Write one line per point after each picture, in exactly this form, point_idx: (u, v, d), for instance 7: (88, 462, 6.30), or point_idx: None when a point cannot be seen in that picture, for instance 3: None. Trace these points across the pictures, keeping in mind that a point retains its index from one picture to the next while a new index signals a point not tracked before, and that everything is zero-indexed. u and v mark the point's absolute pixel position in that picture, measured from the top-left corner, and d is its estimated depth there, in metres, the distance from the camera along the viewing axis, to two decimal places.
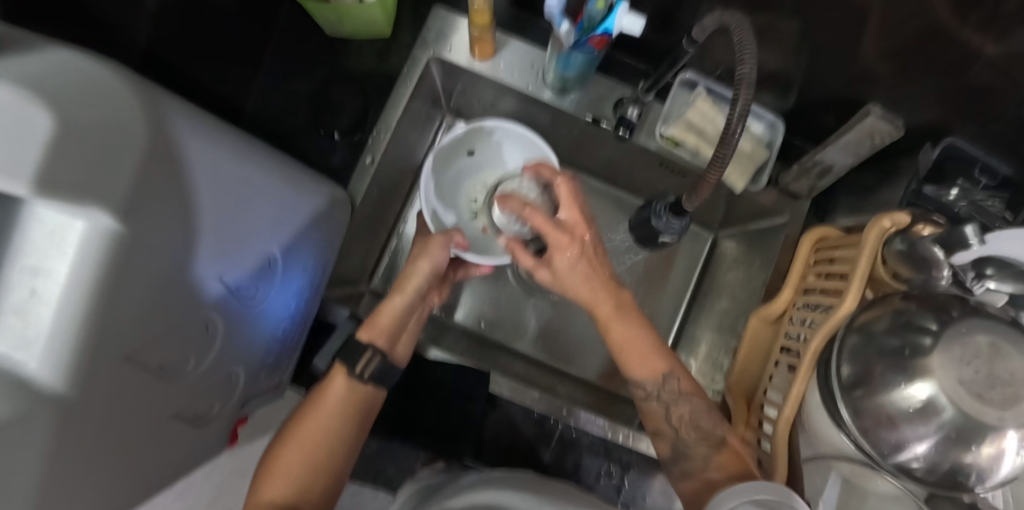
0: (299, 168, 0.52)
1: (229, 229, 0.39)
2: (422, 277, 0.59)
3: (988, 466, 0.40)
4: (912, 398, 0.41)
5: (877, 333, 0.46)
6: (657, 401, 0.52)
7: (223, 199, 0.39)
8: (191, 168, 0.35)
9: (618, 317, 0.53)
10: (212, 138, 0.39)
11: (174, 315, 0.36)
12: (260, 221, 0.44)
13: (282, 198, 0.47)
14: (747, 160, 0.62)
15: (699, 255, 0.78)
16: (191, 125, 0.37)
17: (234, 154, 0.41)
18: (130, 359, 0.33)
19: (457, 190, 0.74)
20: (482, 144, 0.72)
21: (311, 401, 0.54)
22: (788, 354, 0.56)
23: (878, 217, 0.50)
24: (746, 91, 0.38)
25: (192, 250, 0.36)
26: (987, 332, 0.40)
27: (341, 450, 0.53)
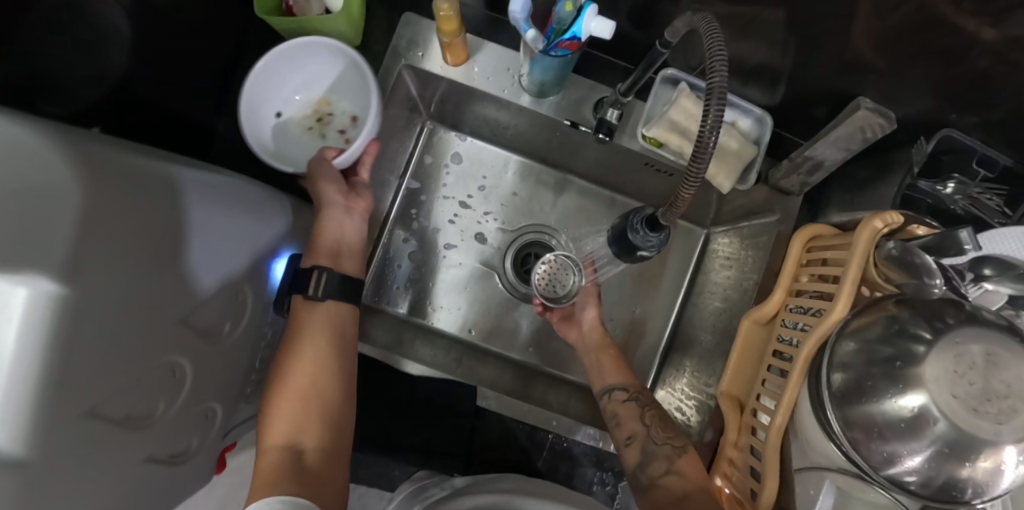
0: (257, 187, 0.51)
1: (203, 269, 0.40)
2: (329, 191, 0.58)
3: (984, 480, 0.39)
4: (903, 408, 0.40)
5: (869, 340, 0.44)
6: (632, 408, 0.59)
7: (203, 239, 0.40)
8: (166, 217, 0.36)
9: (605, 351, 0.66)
10: (206, 188, 0.42)
11: (144, 359, 0.36)
12: (233, 237, 0.44)
13: (245, 215, 0.46)
14: (733, 158, 0.59)
15: (692, 251, 0.77)
16: (184, 176, 0.40)
17: (222, 197, 0.43)
18: (95, 413, 0.32)
19: (287, 141, 0.62)
20: (282, 81, 0.59)
21: (291, 342, 0.54)
22: (781, 359, 0.55)
23: (870, 217, 0.48)
24: (716, 100, 0.35)
25: (160, 295, 0.36)
26: (983, 341, 0.39)
27: (336, 384, 0.54)
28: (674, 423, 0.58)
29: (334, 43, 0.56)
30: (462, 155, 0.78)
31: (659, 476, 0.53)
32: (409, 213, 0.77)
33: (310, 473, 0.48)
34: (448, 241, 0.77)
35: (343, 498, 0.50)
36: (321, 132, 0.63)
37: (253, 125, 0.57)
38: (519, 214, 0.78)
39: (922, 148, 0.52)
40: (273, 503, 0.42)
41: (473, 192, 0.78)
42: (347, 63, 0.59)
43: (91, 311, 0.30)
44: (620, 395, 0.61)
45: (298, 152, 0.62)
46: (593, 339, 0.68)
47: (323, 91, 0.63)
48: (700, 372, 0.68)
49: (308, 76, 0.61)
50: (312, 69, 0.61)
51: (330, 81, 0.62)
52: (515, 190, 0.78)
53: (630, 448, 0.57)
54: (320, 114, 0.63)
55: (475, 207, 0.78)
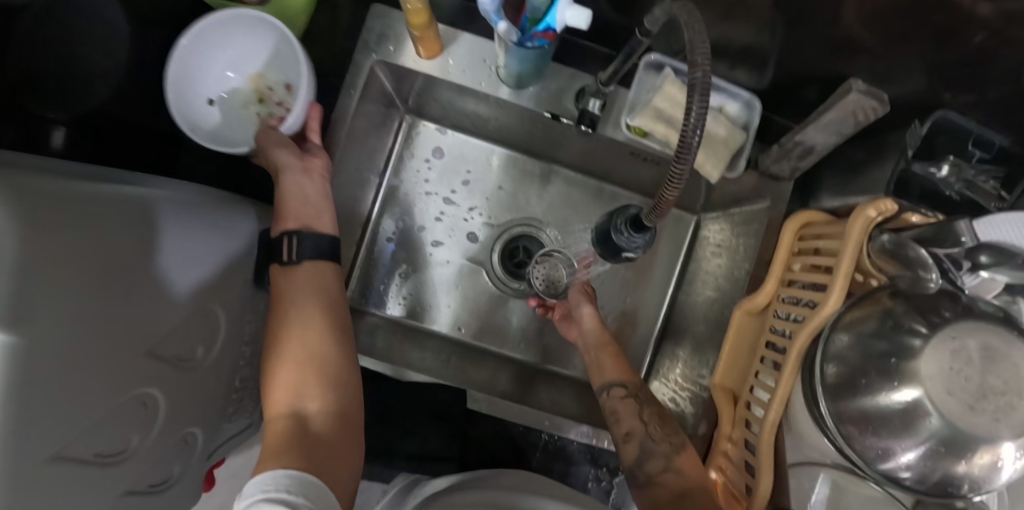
0: (206, 199, 0.47)
1: (165, 295, 0.39)
2: (280, 152, 0.54)
3: (982, 475, 0.38)
4: (897, 401, 0.39)
5: (864, 333, 0.43)
6: (631, 404, 0.57)
7: (168, 268, 0.39)
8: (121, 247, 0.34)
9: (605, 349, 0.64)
10: (182, 218, 0.42)
11: (110, 395, 0.34)
12: (182, 253, 0.41)
13: (195, 229, 0.43)
14: (721, 145, 0.56)
15: (682, 238, 0.75)
16: (161, 210, 0.40)
17: (193, 224, 0.43)
18: (64, 455, 0.31)
19: (232, 129, 0.58)
20: (211, 61, 0.56)
21: (280, 309, 0.51)
22: (774, 351, 0.54)
23: (863, 206, 0.47)
24: (698, 97, 0.32)
25: (119, 327, 0.34)
26: (979, 335, 0.38)
27: (334, 347, 0.50)
28: (671, 421, 0.57)
29: (250, 10, 0.51)
30: (444, 149, 0.76)
31: (658, 473, 0.52)
32: (391, 211, 0.74)
33: (318, 437, 0.44)
34: (434, 238, 0.75)
35: (358, 462, 0.46)
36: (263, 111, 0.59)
37: (190, 122, 0.54)
38: (505, 208, 0.76)
39: (917, 130, 0.49)
40: (281, 479, 0.37)
41: (457, 187, 0.76)
42: (273, 35, 0.55)
43: (46, 355, 0.28)
44: (618, 390, 0.59)
45: (242, 134, 0.58)
46: (593, 335, 0.65)
47: (254, 68, 0.59)
48: (693, 364, 0.67)
49: (238, 53, 0.57)
50: (234, 47, 0.56)
51: (258, 56, 0.58)
52: (500, 184, 0.76)
53: (628, 443, 0.55)
54: (258, 94, 0.59)
55: (460, 202, 0.75)
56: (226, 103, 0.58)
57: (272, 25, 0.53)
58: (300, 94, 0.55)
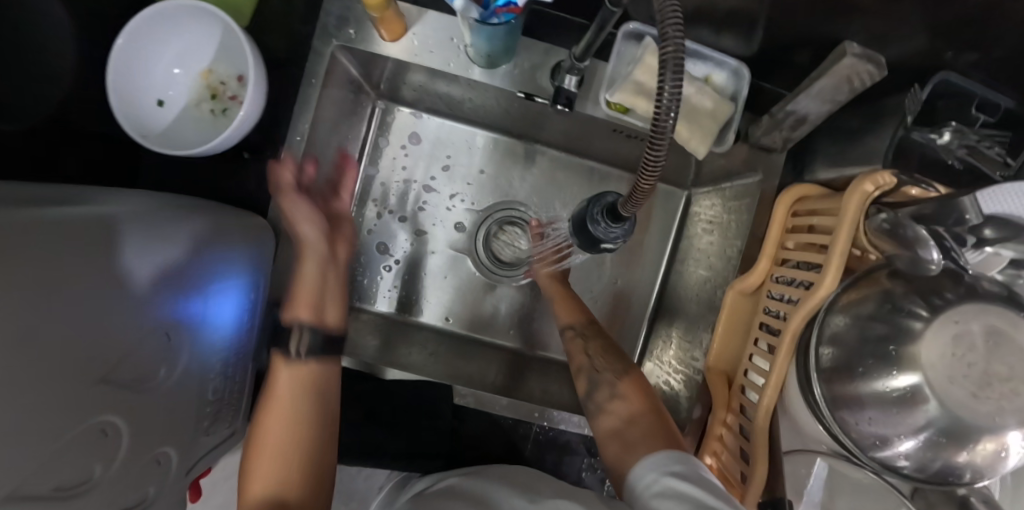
0: (161, 205, 0.43)
1: (121, 319, 0.36)
2: (309, 232, 0.54)
3: (986, 462, 0.36)
4: (895, 387, 0.37)
5: (862, 315, 0.41)
6: (579, 343, 0.59)
7: (129, 290, 0.37)
8: (70, 272, 0.32)
9: (563, 297, 0.64)
10: (151, 229, 0.40)
11: (68, 428, 0.32)
12: (137, 268, 0.38)
13: (151, 240, 0.40)
14: (708, 118, 0.53)
15: (673, 214, 0.72)
16: (123, 223, 0.38)
17: (162, 232, 0.41)
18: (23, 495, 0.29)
19: (186, 131, 0.55)
20: (155, 60, 0.53)
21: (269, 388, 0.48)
22: (768, 333, 0.51)
23: (861, 180, 0.44)
24: (671, 75, 0.29)
25: (70, 358, 0.32)
26: (983, 318, 0.35)
27: (308, 428, 0.46)
28: (616, 349, 0.58)
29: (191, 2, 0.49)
30: (421, 134, 0.72)
31: (605, 402, 0.52)
32: (368, 202, 0.71)
33: None
34: (416, 227, 0.72)
35: None
36: (216, 109, 0.56)
37: (139, 126, 0.52)
38: (488, 192, 0.73)
39: (917, 95, 0.46)
40: None
41: (436, 173, 0.72)
42: (220, 27, 0.52)
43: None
44: (571, 331, 0.61)
45: (197, 136, 0.55)
46: (549, 284, 0.66)
47: (201, 63, 0.55)
48: (685, 345, 0.64)
49: (184, 50, 0.54)
50: (176, 42, 0.53)
51: (205, 50, 0.55)
52: (481, 167, 0.73)
53: (578, 380, 0.57)
54: (210, 90, 0.56)
55: (440, 189, 0.72)
56: (177, 103, 0.55)
57: (216, 16, 0.50)
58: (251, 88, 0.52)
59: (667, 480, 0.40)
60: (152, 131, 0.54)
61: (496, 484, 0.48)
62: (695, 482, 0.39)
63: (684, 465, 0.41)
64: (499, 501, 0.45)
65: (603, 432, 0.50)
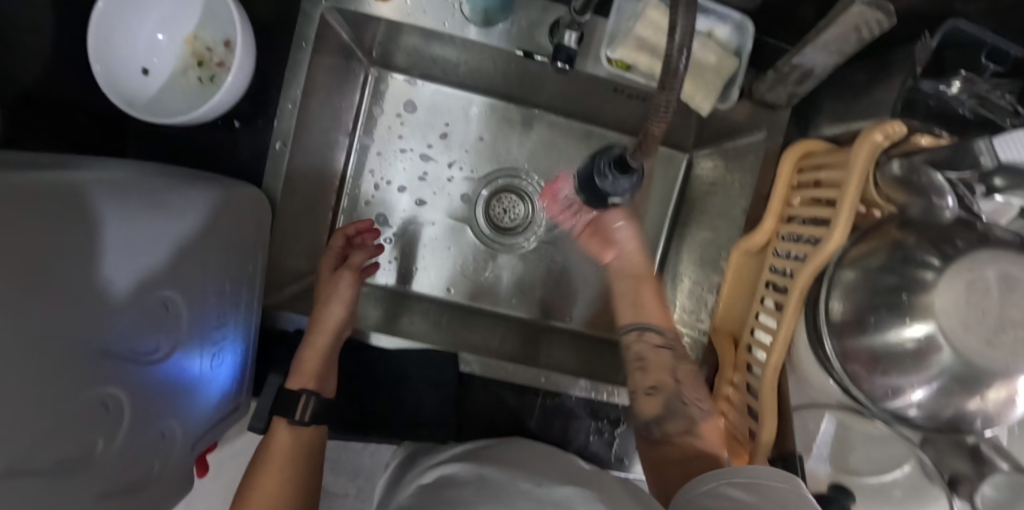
0: (164, 179, 0.42)
1: (111, 303, 0.34)
2: (334, 309, 0.56)
3: (997, 409, 0.36)
4: (907, 338, 0.37)
5: (871, 269, 0.40)
6: (665, 355, 0.52)
7: (138, 258, 0.36)
8: (83, 237, 0.31)
9: (648, 284, 0.57)
10: (131, 203, 0.36)
11: (72, 398, 0.32)
12: (145, 244, 0.37)
13: (163, 215, 0.39)
14: (711, 74, 0.51)
15: (675, 178, 0.71)
16: (102, 198, 0.34)
17: (146, 206, 0.37)
18: (24, 470, 0.28)
19: (175, 101, 0.53)
20: (136, 26, 0.50)
21: (256, 461, 0.48)
22: (774, 291, 0.50)
23: (869, 130, 0.43)
24: (684, 7, 0.27)
25: (71, 334, 0.31)
26: (998, 263, 0.35)
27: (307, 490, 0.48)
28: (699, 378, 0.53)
29: None
30: (417, 102, 0.70)
31: (676, 434, 0.48)
32: (365, 174, 0.70)
33: None
34: (415, 198, 0.70)
35: None
36: (203, 77, 0.53)
37: (125, 97, 0.49)
38: (487, 160, 0.71)
39: (928, 44, 0.44)
40: None
41: (433, 141, 0.70)
42: None
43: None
44: (651, 336, 0.53)
45: (185, 105, 0.53)
46: (635, 264, 0.59)
47: (186, 28, 0.53)
48: (691, 308, 0.63)
49: (167, 15, 0.52)
50: (158, 6, 0.51)
51: (188, 14, 0.52)
52: (480, 134, 0.71)
53: (649, 399, 0.51)
54: (197, 57, 0.53)
55: (438, 157, 0.70)
56: (163, 72, 0.52)
57: None
58: (238, 52, 0.49)
59: (723, 491, 0.36)
60: (140, 102, 0.51)
61: (498, 465, 0.45)
62: (755, 495, 0.34)
63: (740, 477, 0.36)
64: (505, 480, 0.41)
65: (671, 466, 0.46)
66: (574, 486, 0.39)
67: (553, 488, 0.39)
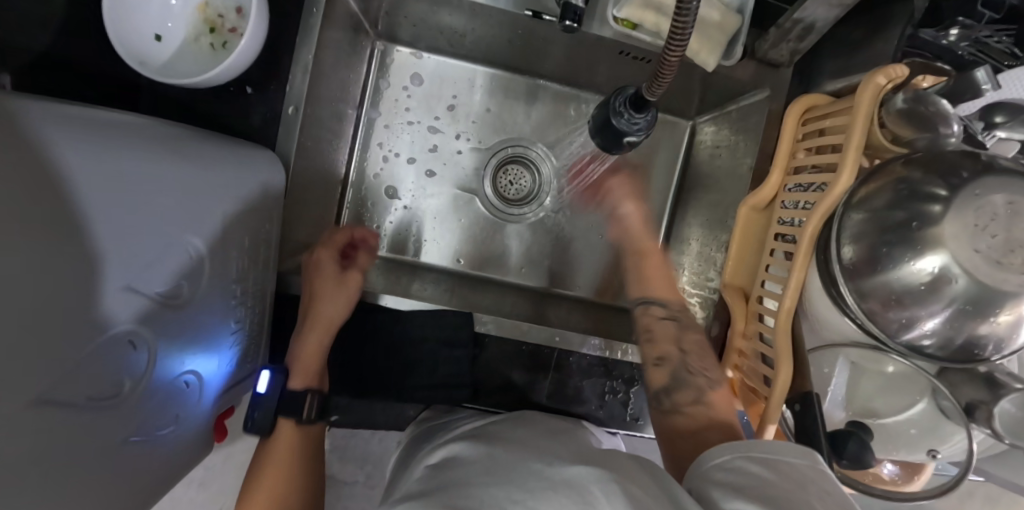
0: (185, 135, 0.43)
1: (128, 251, 0.32)
2: (330, 308, 0.56)
3: (1006, 333, 0.37)
4: (919, 272, 0.37)
5: (877, 209, 0.41)
6: (670, 327, 0.54)
7: (174, 206, 0.37)
8: (120, 174, 0.32)
9: (654, 254, 0.62)
10: (97, 150, 0.31)
11: (110, 334, 0.32)
12: (177, 192, 0.37)
13: (191, 167, 0.39)
14: (716, 31, 0.52)
15: (679, 144, 0.73)
16: (60, 146, 0.28)
17: (117, 150, 0.32)
18: (57, 400, 0.28)
19: (188, 66, 0.53)
20: None
21: (259, 456, 0.53)
22: (784, 242, 0.51)
23: (873, 74, 0.43)
24: None
25: (114, 267, 0.31)
26: (1005, 190, 0.36)
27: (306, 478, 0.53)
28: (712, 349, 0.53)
29: None
30: (423, 75, 0.71)
31: (687, 403, 0.49)
32: (373, 146, 0.70)
33: None
34: (424, 170, 0.71)
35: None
36: (216, 42, 0.53)
37: (139, 58, 0.49)
38: (494, 131, 0.72)
39: None
40: None
41: (440, 113, 0.71)
42: None
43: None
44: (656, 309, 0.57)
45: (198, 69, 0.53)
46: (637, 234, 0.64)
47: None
48: (700, 268, 0.65)
49: None
50: None
51: None
52: (485, 104, 0.72)
53: (658, 370, 0.52)
54: (209, 23, 0.54)
55: (445, 129, 0.71)
56: (175, 38, 0.53)
57: None
58: (251, 15, 0.50)
59: (741, 467, 0.36)
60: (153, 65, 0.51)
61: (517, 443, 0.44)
62: (774, 474, 0.34)
63: (758, 452, 0.36)
64: (513, 460, 0.39)
65: (682, 437, 0.47)
66: (591, 466, 0.36)
67: (565, 467, 0.36)
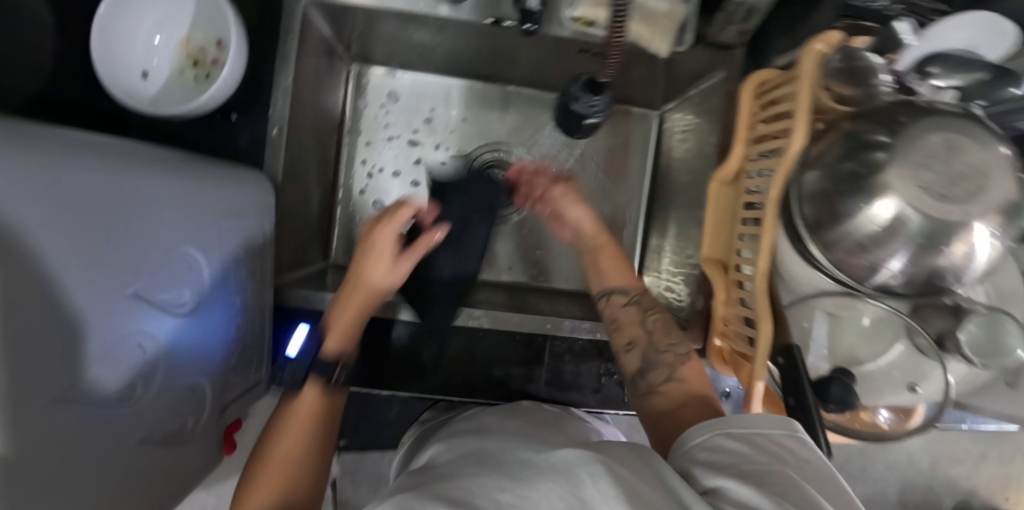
0: (178, 156, 0.45)
1: (127, 259, 0.34)
2: (374, 285, 0.52)
3: (962, 263, 0.40)
4: (875, 218, 0.39)
5: (831, 163, 0.43)
6: (633, 312, 0.54)
7: (167, 217, 0.39)
8: (117, 186, 0.34)
9: (607, 248, 0.60)
10: (100, 163, 0.33)
11: (124, 336, 0.34)
12: (170, 204, 0.39)
13: (182, 183, 0.41)
14: (666, 21, 0.56)
15: (649, 134, 0.77)
16: (68, 159, 0.30)
17: (122, 174, 0.35)
18: (74, 398, 0.29)
19: (175, 97, 0.56)
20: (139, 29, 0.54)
21: (274, 430, 0.47)
22: (753, 210, 0.53)
23: (810, 43, 0.45)
24: None
25: (119, 274, 0.33)
26: (942, 130, 0.38)
27: (315, 460, 0.45)
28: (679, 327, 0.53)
29: None
30: (399, 92, 0.74)
31: (660, 383, 0.49)
32: (357, 164, 0.73)
33: None
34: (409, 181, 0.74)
35: None
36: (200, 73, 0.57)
37: (129, 93, 0.53)
38: (472, 138, 0.75)
39: None
40: None
41: (419, 126, 0.74)
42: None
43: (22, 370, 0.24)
44: (619, 298, 0.56)
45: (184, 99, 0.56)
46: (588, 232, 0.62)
47: (180, 31, 0.56)
48: (679, 247, 0.67)
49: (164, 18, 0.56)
50: (155, 9, 0.55)
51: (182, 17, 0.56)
52: (462, 116, 0.75)
53: (629, 354, 0.52)
54: (192, 57, 0.57)
55: (424, 141, 0.74)
56: (163, 72, 0.56)
57: None
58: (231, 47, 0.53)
59: (719, 444, 0.38)
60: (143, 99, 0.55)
61: (512, 429, 0.45)
62: (751, 448, 0.36)
63: (732, 428, 0.38)
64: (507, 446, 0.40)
65: (658, 417, 0.48)
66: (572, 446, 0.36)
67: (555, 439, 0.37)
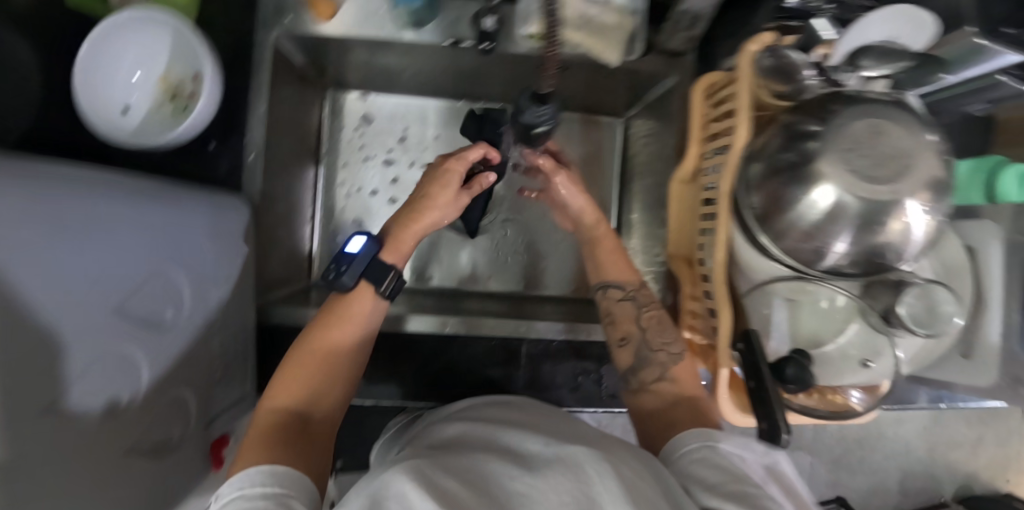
0: (159, 182, 0.47)
1: (109, 279, 0.36)
2: (434, 211, 0.52)
3: (900, 239, 0.42)
4: (815, 204, 0.41)
5: (772, 154, 0.46)
6: (629, 307, 0.55)
7: (147, 239, 0.41)
8: (93, 214, 0.36)
9: (607, 237, 0.59)
10: (80, 191, 0.35)
11: (111, 350, 0.36)
12: (150, 227, 0.42)
13: (160, 206, 0.44)
14: (616, 32, 0.59)
15: (615, 141, 0.80)
16: (50, 189, 0.32)
17: (102, 200, 0.37)
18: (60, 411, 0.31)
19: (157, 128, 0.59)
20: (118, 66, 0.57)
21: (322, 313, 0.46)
22: (710, 205, 0.55)
23: (745, 44, 0.48)
24: None
25: (101, 293, 0.36)
26: (868, 117, 0.41)
27: (352, 359, 0.45)
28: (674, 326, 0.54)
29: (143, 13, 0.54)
30: (373, 114, 0.78)
31: (652, 381, 0.51)
32: (336, 186, 0.76)
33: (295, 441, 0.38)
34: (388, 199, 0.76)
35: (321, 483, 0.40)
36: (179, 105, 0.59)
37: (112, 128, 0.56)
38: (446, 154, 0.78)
39: None
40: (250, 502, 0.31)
41: (394, 145, 0.77)
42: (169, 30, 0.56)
43: (9, 379, 0.26)
44: (615, 292, 0.56)
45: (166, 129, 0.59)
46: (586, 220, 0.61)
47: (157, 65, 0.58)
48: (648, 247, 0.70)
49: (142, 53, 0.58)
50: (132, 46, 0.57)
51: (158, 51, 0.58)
52: (436, 134, 0.78)
53: (623, 350, 0.54)
54: (171, 90, 0.59)
55: (400, 159, 0.77)
56: (146, 105, 0.59)
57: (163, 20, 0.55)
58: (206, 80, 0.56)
59: (710, 461, 0.38)
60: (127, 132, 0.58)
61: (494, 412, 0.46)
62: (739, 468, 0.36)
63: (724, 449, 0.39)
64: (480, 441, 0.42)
65: (647, 413, 0.49)
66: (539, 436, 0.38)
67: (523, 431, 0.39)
